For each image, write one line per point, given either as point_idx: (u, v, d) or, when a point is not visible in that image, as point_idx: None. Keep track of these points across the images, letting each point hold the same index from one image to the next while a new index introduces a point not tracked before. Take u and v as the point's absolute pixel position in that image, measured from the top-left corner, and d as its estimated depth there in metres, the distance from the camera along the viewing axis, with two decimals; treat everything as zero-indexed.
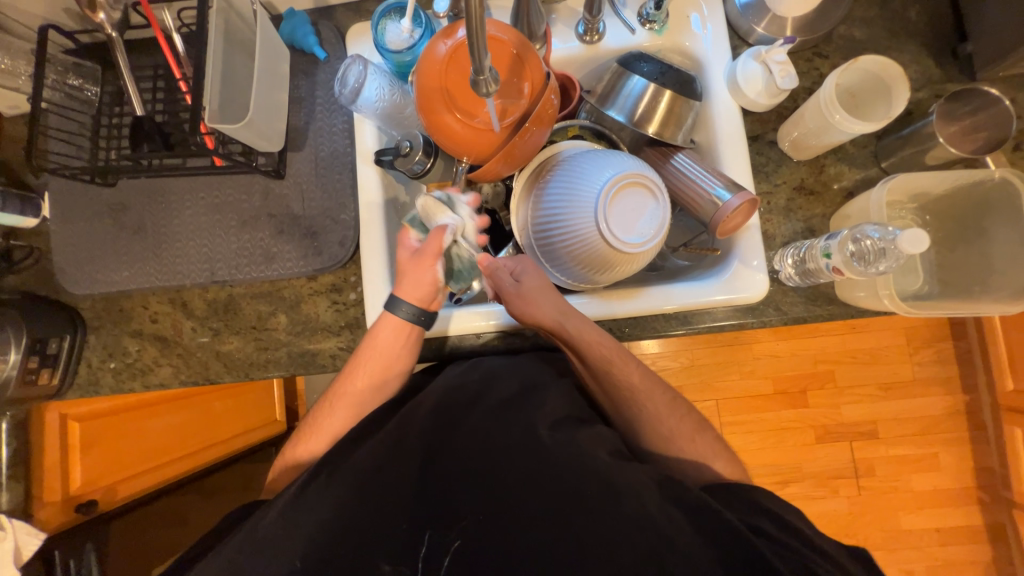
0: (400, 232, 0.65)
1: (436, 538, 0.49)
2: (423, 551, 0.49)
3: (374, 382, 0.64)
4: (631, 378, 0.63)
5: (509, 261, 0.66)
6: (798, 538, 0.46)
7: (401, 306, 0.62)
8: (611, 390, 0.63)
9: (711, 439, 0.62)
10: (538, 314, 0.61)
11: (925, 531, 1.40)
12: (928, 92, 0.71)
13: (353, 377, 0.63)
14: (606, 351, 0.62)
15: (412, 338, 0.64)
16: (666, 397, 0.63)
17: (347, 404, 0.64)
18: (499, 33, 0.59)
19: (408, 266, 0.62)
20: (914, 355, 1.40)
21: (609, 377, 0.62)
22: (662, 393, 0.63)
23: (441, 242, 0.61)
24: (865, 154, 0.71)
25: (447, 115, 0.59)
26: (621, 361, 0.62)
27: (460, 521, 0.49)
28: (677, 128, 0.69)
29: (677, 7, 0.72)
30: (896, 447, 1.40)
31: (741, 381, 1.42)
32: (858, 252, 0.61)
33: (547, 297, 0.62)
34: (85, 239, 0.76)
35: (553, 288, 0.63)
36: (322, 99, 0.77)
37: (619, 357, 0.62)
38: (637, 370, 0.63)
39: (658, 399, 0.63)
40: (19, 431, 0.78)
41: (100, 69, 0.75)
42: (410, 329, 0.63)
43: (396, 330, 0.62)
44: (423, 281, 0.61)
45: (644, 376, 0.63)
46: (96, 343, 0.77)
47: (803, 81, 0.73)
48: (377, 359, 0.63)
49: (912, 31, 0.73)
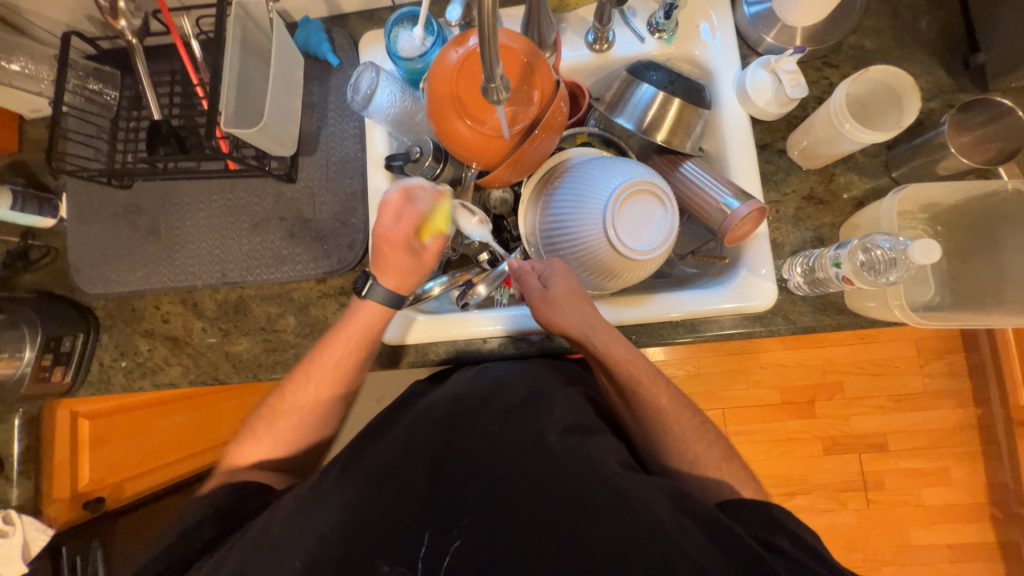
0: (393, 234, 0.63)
1: (438, 539, 0.47)
2: (423, 549, 0.47)
3: (348, 362, 0.66)
4: (660, 400, 0.62)
5: (534, 261, 0.65)
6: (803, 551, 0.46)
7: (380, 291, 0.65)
8: (634, 406, 0.63)
9: (723, 452, 0.61)
10: (566, 323, 0.61)
11: (937, 548, 1.37)
12: (939, 102, 0.71)
13: (328, 353, 0.66)
14: (634, 370, 0.62)
15: (384, 325, 0.66)
16: (680, 412, 0.63)
17: (321, 370, 0.66)
18: (510, 42, 0.60)
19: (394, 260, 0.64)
20: (925, 366, 1.38)
21: (637, 398, 0.62)
22: (692, 419, 0.63)
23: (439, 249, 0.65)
24: (875, 163, 0.71)
25: (457, 122, 0.60)
26: (650, 382, 0.62)
27: (461, 520, 0.48)
28: (686, 136, 0.70)
29: (686, 17, 0.73)
30: (906, 460, 1.38)
31: (748, 390, 1.41)
32: (868, 262, 0.60)
33: (577, 306, 0.61)
34: (99, 239, 0.77)
35: (585, 299, 0.62)
36: (334, 105, 0.78)
37: (648, 376, 0.62)
38: (666, 391, 0.63)
39: (673, 415, 0.62)
40: (33, 427, 0.80)
41: (119, 74, 0.76)
42: (384, 313, 0.65)
43: (372, 317, 0.65)
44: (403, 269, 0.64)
45: (672, 399, 0.63)
46: (108, 342, 0.78)
47: (812, 91, 0.73)
48: (347, 337, 0.65)
49: (923, 42, 0.72)
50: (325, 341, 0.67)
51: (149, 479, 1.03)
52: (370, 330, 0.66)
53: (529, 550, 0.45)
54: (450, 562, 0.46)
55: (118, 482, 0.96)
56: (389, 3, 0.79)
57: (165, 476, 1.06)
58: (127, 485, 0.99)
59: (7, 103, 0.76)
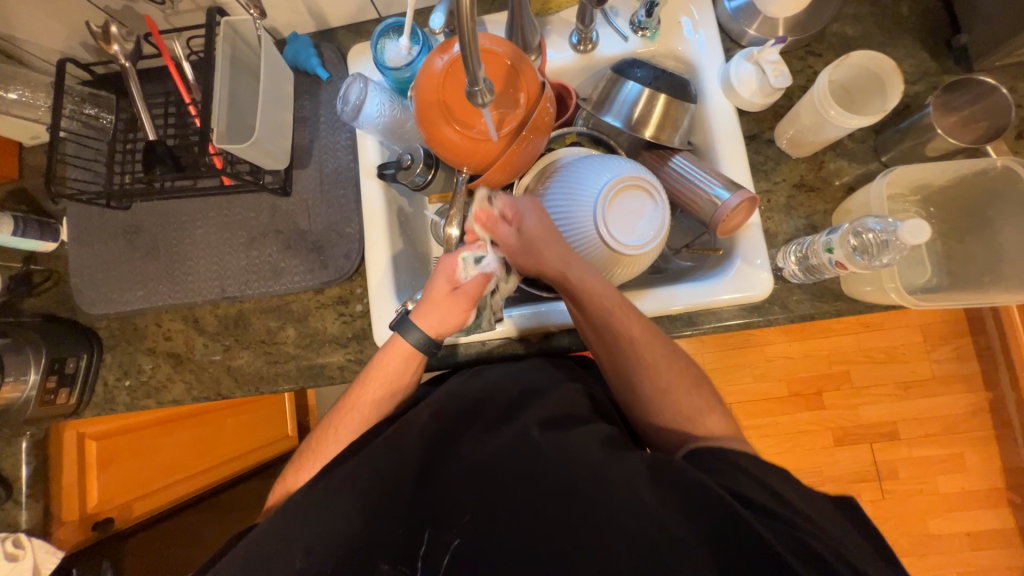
0: (449, 258, 0.59)
1: (437, 536, 0.49)
2: (423, 549, 0.49)
3: (378, 407, 0.61)
4: (631, 331, 0.58)
5: (503, 205, 0.60)
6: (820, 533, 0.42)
7: (412, 332, 0.60)
8: (607, 342, 0.59)
9: (693, 377, 0.59)
10: (540, 262, 0.58)
11: (956, 536, 1.35)
12: (925, 85, 0.71)
13: (359, 401, 0.61)
14: (609, 304, 0.57)
15: (413, 369, 0.62)
16: (670, 350, 0.59)
17: (353, 417, 0.61)
18: (494, 46, 0.61)
19: (442, 301, 0.59)
20: (932, 352, 1.36)
21: (611, 332, 0.58)
22: (669, 353, 0.59)
23: (482, 289, 0.59)
24: (864, 149, 0.71)
25: (446, 128, 0.61)
26: (624, 315, 0.57)
27: (462, 518, 0.49)
28: (674, 131, 0.70)
29: (668, 14, 0.74)
30: (918, 448, 1.36)
31: (754, 384, 1.40)
32: (860, 246, 0.60)
33: (549, 244, 0.58)
34: (100, 260, 0.78)
35: (557, 235, 0.59)
36: (326, 117, 0.79)
37: (622, 309, 0.58)
38: (641, 325, 0.58)
39: (661, 351, 0.58)
40: (40, 450, 0.81)
41: (114, 98, 0.78)
42: (413, 357, 0.61)
43: (402, 359, 0.61)
44: (452, 319, 0.60)
45: (647, 330, 0.59)
46: (112, 362, 0.79)
47: (797, 80, 0.74)
48: (380, 390, 0.61)
49: (904, 26, 0.73)
50: (353, 401, 0.61)
51: (157, 499, 1.03)
52: (400, 374, 0.61)
53: (524, 539, 0.46)
54: (450, 560, 0.48)
55: (126, 502, 0.97)
56: (375, 16, 0.81)
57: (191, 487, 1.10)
58: (135, 505, 0.99)
59: (7, 131, 0.77)
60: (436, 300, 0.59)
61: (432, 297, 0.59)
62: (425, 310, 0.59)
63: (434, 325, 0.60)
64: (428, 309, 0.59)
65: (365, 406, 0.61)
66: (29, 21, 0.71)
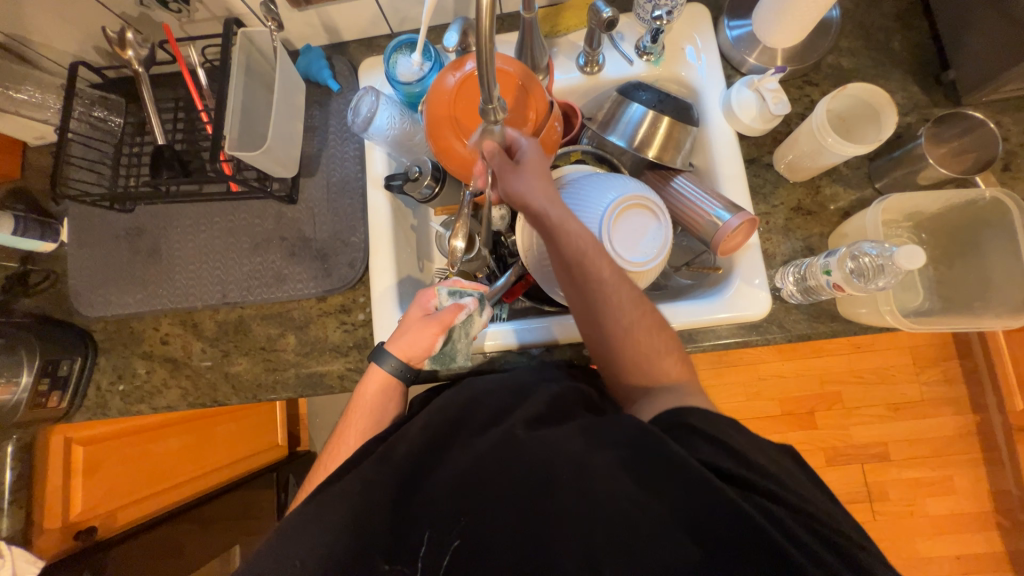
0: (425, 290, 0.64)
1: (436, 537, 0.48)
2: (423, 549, 0.48)
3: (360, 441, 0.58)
4: (601, 272, 0.54)
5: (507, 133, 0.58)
6: (826, 541, 0.41)
7: (388, 360, 0.60)
8: (575, 281, 0.55)
9: (656, 320, 0.56)
10: (525, 192, 0.56)
11: (945, 559, 1.35)
12: (916, 116, 0.74)
13: (342, 443, 0.58)
14: (585, 247, 0.54)
15: (392, 395, 0.60)
16: (648, 314, 0.55)
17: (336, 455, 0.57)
18: (504, 65, 0.63)
19: (414, 325, 0.61)
20: (921, 374, 1.39)
21: (586, 275, 0.55)
22: (647, 317, 0.55)
23: (454, 317, 0.61)
24: (859, 175, 0.74)
25: (455, 142, 0.63)
26: (605, 265, 0.55)
27: (458, 522, 0.47)
28: (677, 152, 0.72)
29: (672, 40, 0.76)
30: (909, 469, 1.37)
31: (748, 403, 1.41)
32: (857, 269, 0.62)
33: (534, 177, 0.56)
34: (100, 263, 0.78)
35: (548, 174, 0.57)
36: (335, 128, 0.80)
37: (601, 257, 0.55)
38: (620, 280, 0.55)
39: (635, 311, 0.55)
40: (28, 455, 0.79)
41: (124, 102, 0.79)
42: (392, 383, 0.60)
43: (380, 385, 0.60)
44: (421, 343, 0.60)
45: (625, 288, 0.55)
46: (106, 365, 0.78)
47: (795, 107, 0.76)
48: (364, 422, 0.58)
49: (895, 60, 0.76)
50: (338, 440, 0.58)
51: (146, 506, 1.00)
52: (381, 403, 0.59)
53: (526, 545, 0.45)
54: (450, 561, 0.47)
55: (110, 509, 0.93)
56: (387, 31, 0.82)
57: (188, 491, 1.08)
58: (120, 514, 0.95)
59: (13, 131, 0.78)
60: (409, 328, 0.61)
61: (405, 323, 0.62)
62: (398, 333, 0.61)
63: (403, 349, 0.60)
64: (399, 335, 0.61)
65: (351, 443, 0.57)
66: (45, 25, 0.71)
